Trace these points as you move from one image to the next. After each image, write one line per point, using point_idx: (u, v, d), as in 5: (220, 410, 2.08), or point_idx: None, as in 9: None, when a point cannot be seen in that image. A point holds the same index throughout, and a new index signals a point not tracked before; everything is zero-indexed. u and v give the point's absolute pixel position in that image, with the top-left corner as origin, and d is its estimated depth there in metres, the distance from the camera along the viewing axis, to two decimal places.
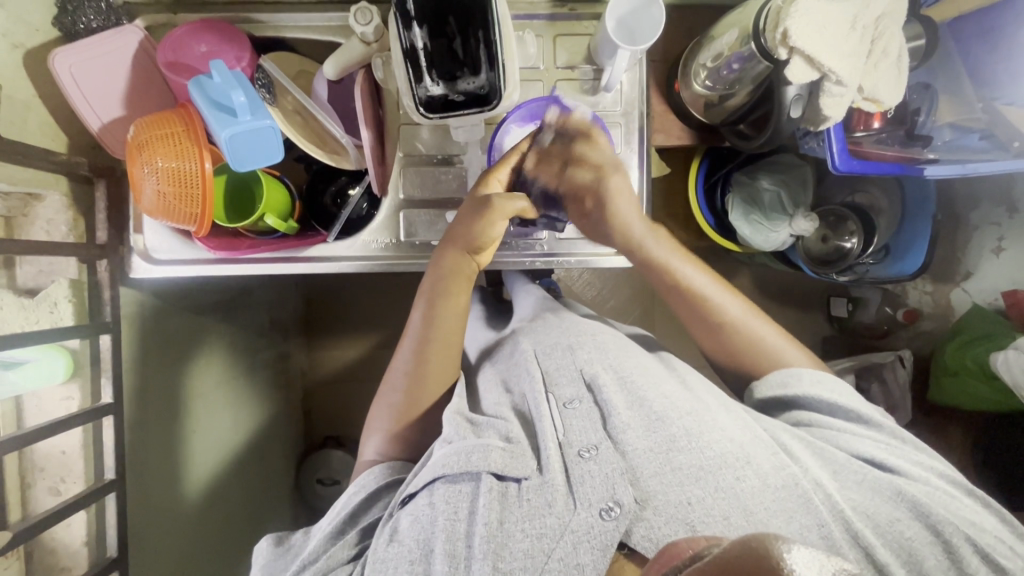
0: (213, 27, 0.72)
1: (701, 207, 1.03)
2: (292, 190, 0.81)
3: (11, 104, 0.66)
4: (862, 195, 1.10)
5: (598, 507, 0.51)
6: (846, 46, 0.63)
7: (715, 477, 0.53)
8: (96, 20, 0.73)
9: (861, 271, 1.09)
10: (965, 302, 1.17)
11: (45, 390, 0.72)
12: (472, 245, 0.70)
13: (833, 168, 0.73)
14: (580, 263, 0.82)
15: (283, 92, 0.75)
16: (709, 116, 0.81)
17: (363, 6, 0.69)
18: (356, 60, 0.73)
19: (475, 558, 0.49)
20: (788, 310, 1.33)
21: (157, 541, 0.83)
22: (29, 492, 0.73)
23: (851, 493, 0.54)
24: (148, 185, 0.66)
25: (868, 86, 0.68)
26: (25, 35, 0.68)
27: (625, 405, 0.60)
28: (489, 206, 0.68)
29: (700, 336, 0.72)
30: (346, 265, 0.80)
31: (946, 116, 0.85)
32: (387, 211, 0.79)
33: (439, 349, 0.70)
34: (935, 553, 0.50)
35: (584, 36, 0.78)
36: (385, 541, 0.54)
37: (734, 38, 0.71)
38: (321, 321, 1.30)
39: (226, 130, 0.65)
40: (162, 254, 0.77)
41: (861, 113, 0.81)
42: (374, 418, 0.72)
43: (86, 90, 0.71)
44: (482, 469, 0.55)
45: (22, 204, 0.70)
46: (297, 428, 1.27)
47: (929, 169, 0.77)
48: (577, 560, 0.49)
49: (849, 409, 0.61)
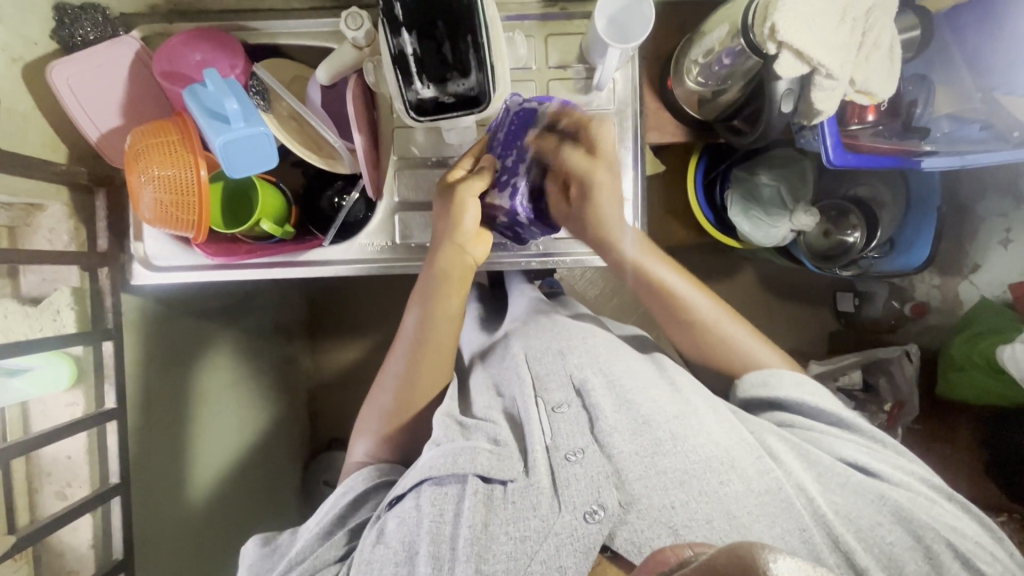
0: (207, 37, 0.73)
1: (700, 204, 1.03)
2: (287, 196, 0.82)
3: (10, 117, 0.67)
4: (864, 188, 1.08)
5: (582, 510, 0.51)
6: (836, 39, 0.63)
7: (699, 481, 0.53)
8: (93, 31, 0.75)
9: (866, 265, 1.06)
10: (973, 297, 1.14)
11: (50, 396, 0.73)
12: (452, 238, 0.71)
13: (827, 162, 0.72)
14: (575, 263, 0.81)
15: (278, 99, 0.76)
16: (703, 112, 0.81)
17: (353, 11, 0.69)
18: (350, 65, 0.73)
19: (459, 561, 0.50)
20: (792, 306, 1.32)
21: (163, 546, 0.84)
22: (36, 496, 0.74)
23: (834, 496, 0.54)
24: (146, 193, 0.67)
25: (859, 79, 0.67)
26: (24, 48, 0.69)
27: (613, 407, 0.61)
28: (454, 195, 0.70)
29: (676, 332, 0.73)
30: (342, 269, 0.80)
31: (944, 107, 0.83)
32: (382, 215, 0.80)
33: (433, 351, 0.71)
34: (916, 558, 0.49)
35: (576, 35, 0.78)
36: (372, 541, 0.55)
37: (724, 34, 0.70)
38: (324, 324, 1.31)
39: (220, 137, 0.66)
40: (161, 261, 0.78)
41: (856, 106, 0.80)
42: (363, 418, 0.73)
43: (84, 101, 0.72)
44: (468, 471, 0.56)
45: (24, 215, 0.71)
46: (303, 430, 1.29)
47: (926, 162, 0.76)
48: (560, 562, 0.49)
49: (832, 414, 0.60)
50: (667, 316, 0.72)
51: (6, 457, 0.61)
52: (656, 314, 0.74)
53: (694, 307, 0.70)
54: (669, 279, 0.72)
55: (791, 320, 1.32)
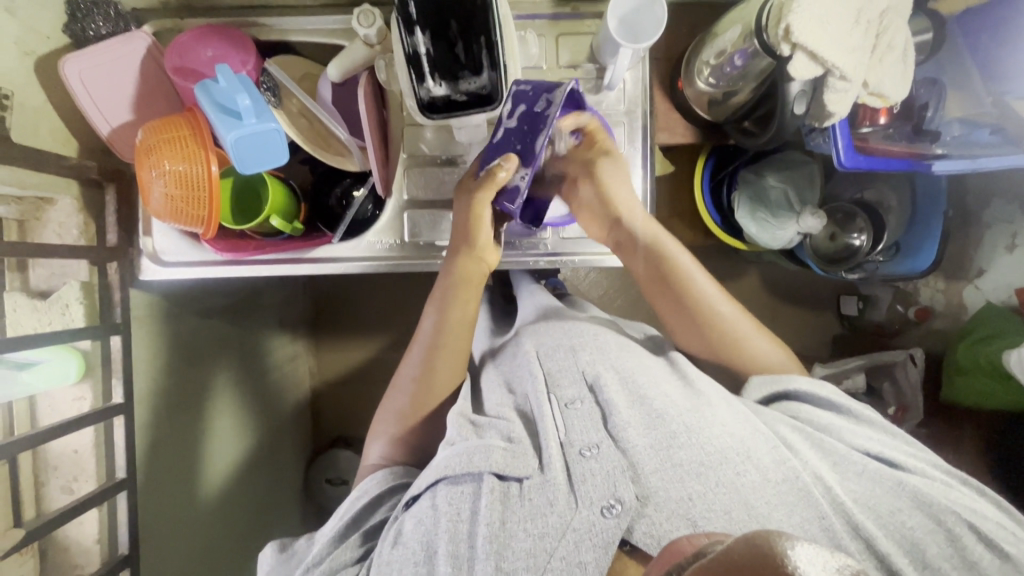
0: (219, 33, 0.73)
1: (707, 206, 1.03)
2: (297, 192, 0.82)
3: (22, 111, 0.67)
4: (870, 192, 1.09)
5: (600, 505, 0.52)
6: (850, 41, 0.63)
7: (715, 472, 0.53)
8: (105, 26, 0.74)
9: (872, 268, 1.07)
10: (978, 301, 1.15)
11: (58, 390, 0.73)
12: (468, 247, 0.73)
13: (839, 165, 0.72)
14: (583, 263, 0.81)
15: (288, 95, 0.76)
16: (713, 113, 0.81)
17: (365, 8, 0.69)
18: (361, 63, 0.74)
19: (478, 560, 0.50)
20: (798, 309, 1.32)
21: (168, 536, 0.84)
22: (42, 490, 0.74)
23: (851, 484, 0.54)
24: (157, 188, 0.67)
25: (873, 81, 0.67)
26: (36, 42, 0.69)
27: (627, 403, 0.60)
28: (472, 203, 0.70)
29: (691, 338, 0.72)
30: (351, 266, 0.80)
31: (955, 111, 0.83)
32: (390, 213, 0.79)
33: (450, 354, 0.71)
34: (937, 541, 0.50)
35: (587, 35, 0.78)
36: (391, 543, 0.55)
37: (736, 35, 0.71)
38: (328, 322, 1.31)
39: (231, 132, 0.66)
40: (170, 257, 0.78)
41: (867, 108, 0.80)
42: (377, 420, 0.73)
43: (96, 96, 0.72)
44: (484, 470, 0.56)
45: (34, 208, 0.71)
46: (305, 429, 1.29)
47: (937, 164, 0.76)
48: (580, 558, 0.49)
49: (839, 403, 0.62)
50: (689, 327, 0.72)
51: (13, 451, 0.61)
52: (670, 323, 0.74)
53: (722, 317, 0.70)
54: (704, 289, 0.71)
55: (795, 323, 1.32)
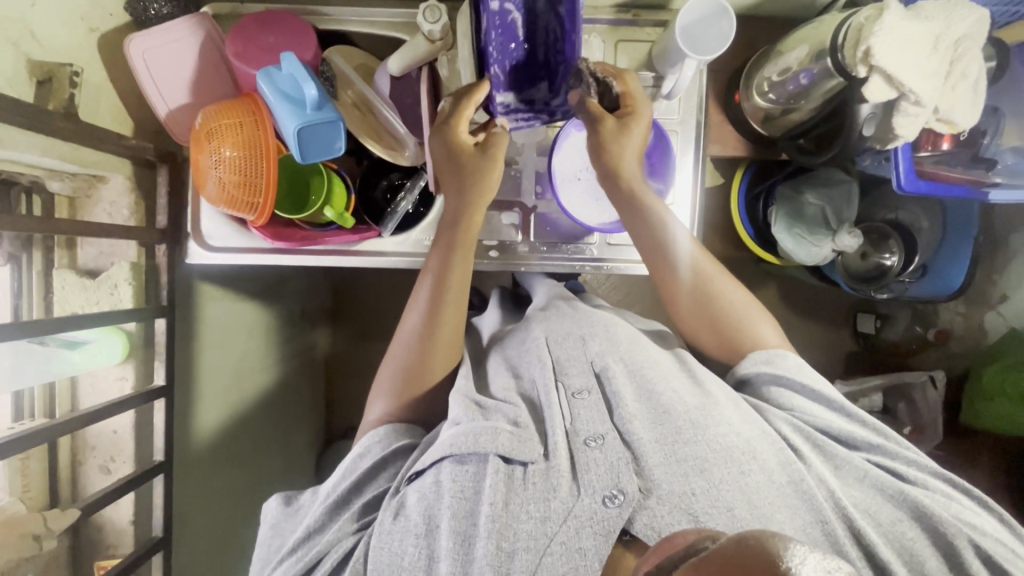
0: (280, 19, 0.72)
1: (742, 217, 1.04)
2: (348, 183, 0.80)
3: (87, 88, 0.67)
4: (903, 213, 1.09)
5: (602, 495, 0.53)
6: (929, 67, 0.63)
7: (720, 469, 0.55)
8: (165, 6, 0.72)
9: (899, 289, 1.08)
10: (998, 325, 1.16)
11: (101, 369, 0.72)
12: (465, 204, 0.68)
13: (897, 187, 0.73)
14: (623, 270, 0.81)
15: (345, 86, 0.75)
16: (766, 127, 0.80)
17: (431, 4, 0.67)
18: (421, 58, 0.72)
19: (480, 537, 0.52)
20: (818, 325, 1.32)
21: (205, 517, 0.83)
22: (79, 469, 0.74)
23: (852, 490, 0.57)
24: (213, 173, 0.67)
25: (945, 108, 0.67)
26: (100, 19, 0.69)
27: (634, 396, 0.62)
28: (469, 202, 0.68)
29: (722, 351, 0.70)
30: (399, 261, 0.80)
31: (1012, 139, 0.83)
32: (437, 213, 0.80)
33: (448, 331, 0.69)
34: (934, 554, 0.52)
35: (646, 43, 0.78)
36: (391, 516, 0.55)
37: (804, 53, 0.71)
38: (348, 312, 1.31)
39: (294, 122, 0.65)
40: (216, 242, 0.77)
41: (931, 133, 0.79)
42: (376, 377, 0.71)
43: (156, 74, 0.71)
44: (490, 450, 0.56)
45: (86, 185, 0.70)
46: (321, 418, 1.28)
47: (993, 195, 0.79)
48: (580, 544, 0.51)
49: (832, 399, 0.62)
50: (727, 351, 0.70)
51: (65, 429, 0.60)
52: (708, 347, 0.71)
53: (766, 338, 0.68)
54: (732, 302, 0.70)
55: (814, 342, 1.32)
